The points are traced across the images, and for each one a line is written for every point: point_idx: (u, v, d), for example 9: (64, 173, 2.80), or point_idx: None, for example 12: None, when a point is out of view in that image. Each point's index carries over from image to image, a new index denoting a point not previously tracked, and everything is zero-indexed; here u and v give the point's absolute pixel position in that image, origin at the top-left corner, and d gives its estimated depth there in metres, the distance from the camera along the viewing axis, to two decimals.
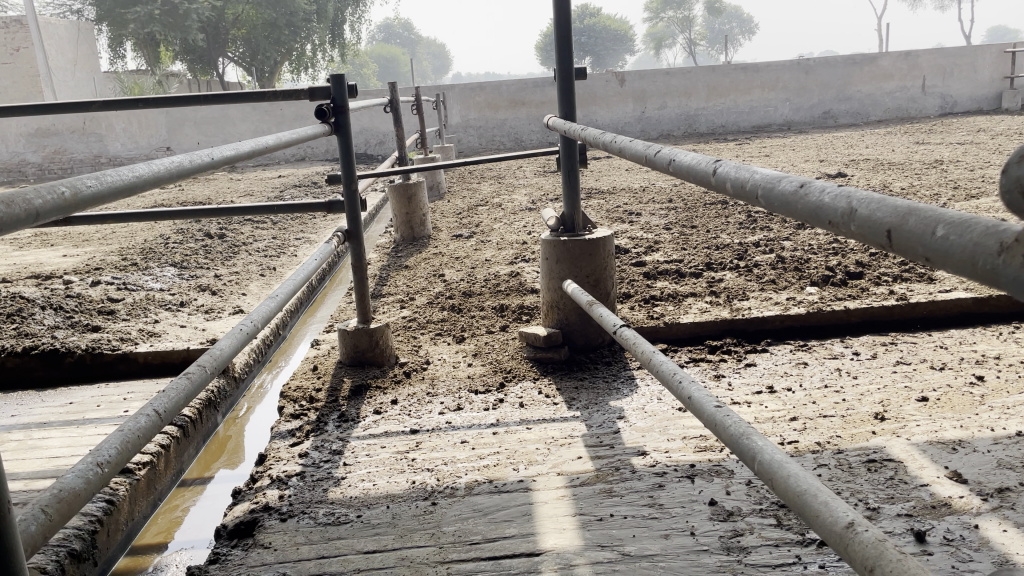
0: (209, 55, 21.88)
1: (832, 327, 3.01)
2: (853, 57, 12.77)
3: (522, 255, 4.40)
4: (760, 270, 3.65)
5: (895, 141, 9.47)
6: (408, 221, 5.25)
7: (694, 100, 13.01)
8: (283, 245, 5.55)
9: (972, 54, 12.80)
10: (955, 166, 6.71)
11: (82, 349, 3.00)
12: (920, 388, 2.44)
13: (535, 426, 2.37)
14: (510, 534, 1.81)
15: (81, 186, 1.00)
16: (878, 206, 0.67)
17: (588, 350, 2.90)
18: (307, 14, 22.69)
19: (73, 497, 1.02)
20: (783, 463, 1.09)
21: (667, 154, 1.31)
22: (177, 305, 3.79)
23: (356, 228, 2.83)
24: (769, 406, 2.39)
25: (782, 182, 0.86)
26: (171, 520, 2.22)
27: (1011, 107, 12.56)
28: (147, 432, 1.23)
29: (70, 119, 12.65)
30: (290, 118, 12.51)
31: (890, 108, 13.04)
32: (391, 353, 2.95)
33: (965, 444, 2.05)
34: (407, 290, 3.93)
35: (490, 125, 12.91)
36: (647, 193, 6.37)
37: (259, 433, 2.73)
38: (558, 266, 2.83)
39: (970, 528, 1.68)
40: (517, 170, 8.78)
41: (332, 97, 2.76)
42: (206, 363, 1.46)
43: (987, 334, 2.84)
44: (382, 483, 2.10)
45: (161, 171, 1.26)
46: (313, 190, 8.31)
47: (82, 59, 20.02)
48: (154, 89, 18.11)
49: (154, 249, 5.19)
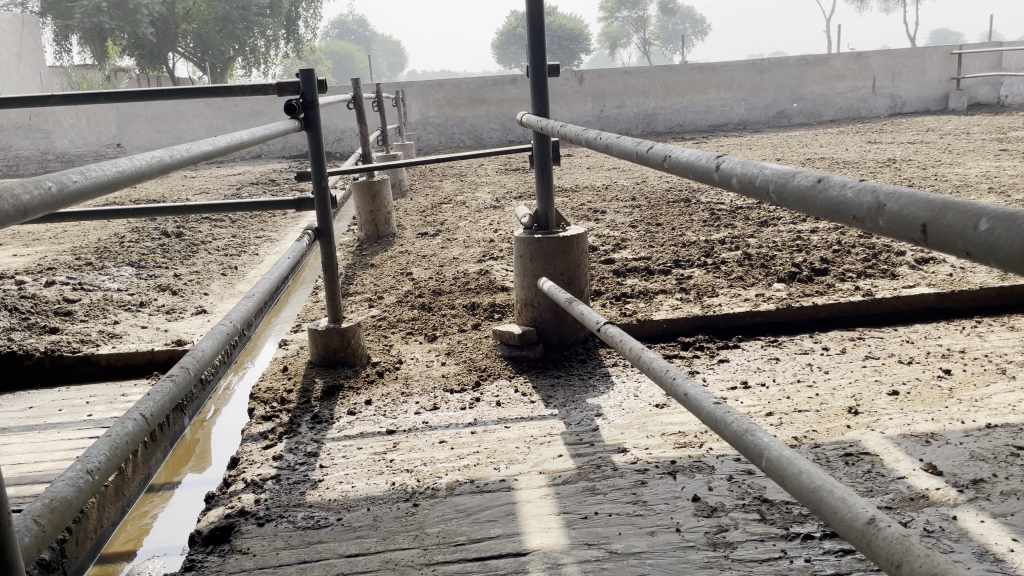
0: (159, 51, 21.44)
1: (801, 323, 3.05)
2: (806, 58, 13.02)
3: (489, 253, 4.38)
4: (728, 268, 3.69)
5: (848, 140, 9.67)
6: (373, 219, 5.19)
7: (652, 99, 13.11)
8: (244, 244, 5.45)
9: (920, 56, 13.17)
10: (907, 164, 6.88)
11: (41, 352, 2.90)
12: (890, 381, 2.48)
13: (513, 425, 2.36)
14: (494, 534, 1.79)
15: (67, 180, 0.97)
16: (908, 201, 0.67)
17: (562, 347, 2.90)
18: (260, 9, 22.48)
19: (64, 505, 0.97)
20: (793, 458, 1.09)
21: (660, 150, 1.30)
22: (136, 306, 3.69)
23: (326, 226, 2.77)
24: (746, 401, 2.41)
25: (798, 177, 0.86)
26: (140, 527, 2.15)
27: (958, 107, 13.01)
28: (134, 435, 1.18)
29: (16, 114, 12.28)
30: (245, 115, 12.34)
31: (842, 108, 13.34)
32: (363, 353, 2.90)
33: (938, 436, 2.09)
34: (375, 289, 3.89)
35: (449, 122, 12.85)
36: (609, 191, 6.40)
37: (229, 436, 2.66)
38: (532, 264, 2.82)
39: (949, 519, 1.71)
40: (479, 168, 8.76)
41: (302, 91, 2.69)
42: (189, 365, 1.42)
43: (950, 328, 2.91)
44: (360, 485, 2.07)
45: (143, 167, 1.21)
46: (270, 188, 8.20)
47: (26, 53, 19.41)
48: (101, 84, 17.67)
49: (109, 249, 5.05)
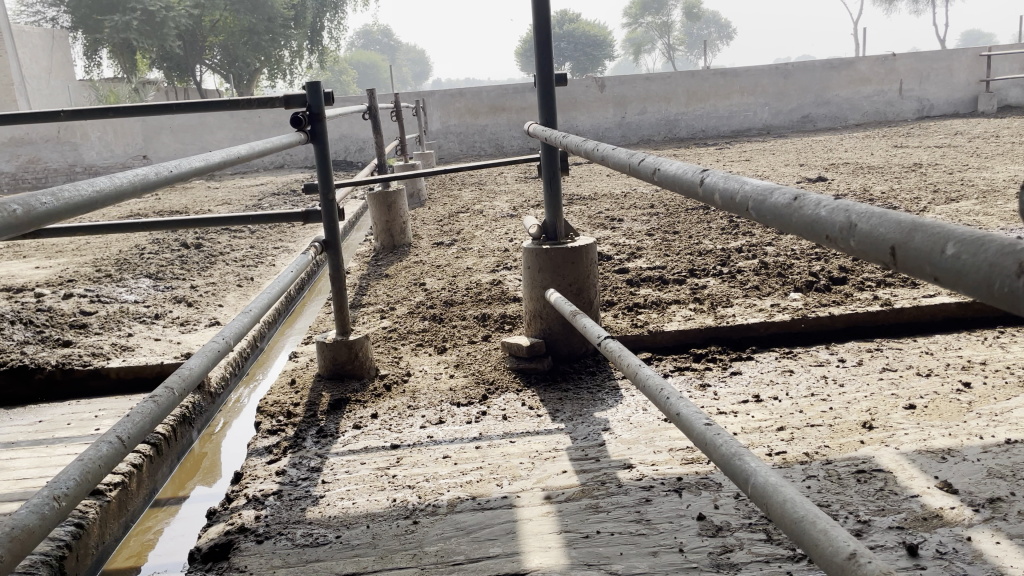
0: (187, 63, 21.74)
1: (817, 334, 2.99)
2: (831, 62, 12.87)
3: (502, 262, 4.36)
4: (744, 277, 3.63)
5: (874, 145, 9.51)
6: (389, 228, 5.18)
7: (673, 105, 13.01)
8: (261, 255, 5.47)
9: (947, 58, 12.97)
10: (932, 169, 6.76)
11: (52, 366, 2.93)
12: (907, 395, 2.41)
13: (518, 439, 2.33)
14: (493, 553, 1.76)
15: (35, 204, 0.96)
16: (879, 220, 0.63)
17: (571, 359, 2.86)
18: (285, 20, 22.73)
19: (26, 533, 1.01)
20: (778, 486, 1.06)
21: (651, 162, 1.27)
22: (151, 318, 3.71)
23: (333, 238, 2.76)
24: (757, 415, 2.35)
25: (775, 194, 0.82)
26: (143, 543, 2.15)
27: (987, 110, 12.80)
28: (109, 460, 1.21)
29: (44, 127, 12.39)
30: (268, 126, 12.45)
31: (868, 112, 13.16)
32: (371, 365, 2.89)
33: (954, 452, 2.02)
34: (387, 300, 3.87)
35: (470, 131, 12.86)
36: (628, 199, 6.35)
37: (236, 450, 2.66)
38: (540, 275, 2.78)
39: (963, 540, 1.65)
40: (499, 177, 8.74)
41: (308, 104, 2.69)
42: (175, 385, 1.44)
43: (971, 339, 2.83)
44: (361, 502, 2.04)
45: (123, 186, 1.22)
46: (291, 198, 8.24)
47: (56, 67, 19.73)
48: (129, 96, 17.91)
49: (129, 261, 5.09)
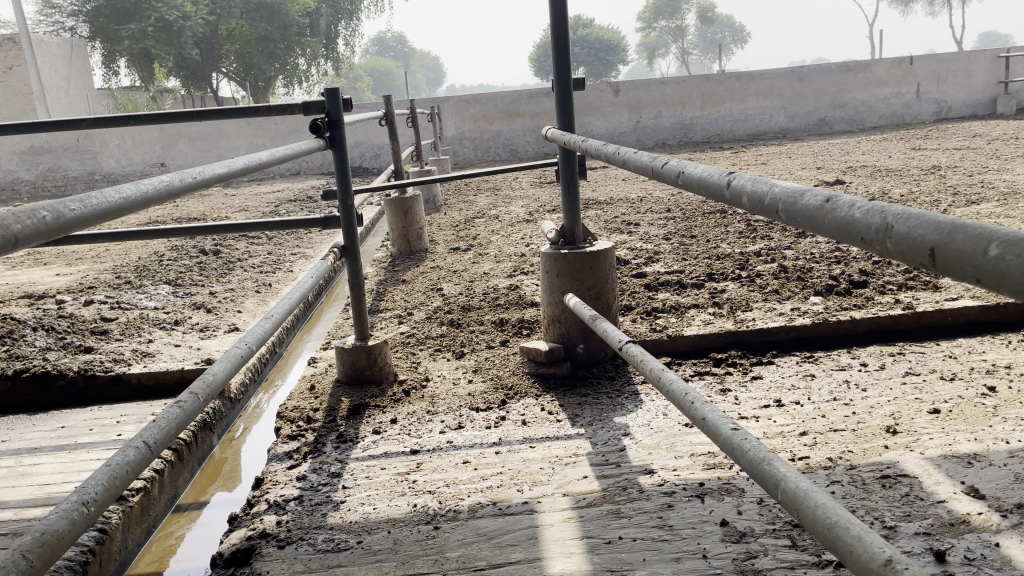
0: (203, 71, 21.89)
1: (838, 338, 2.97)
2: (847, 64, 12.80)
3: (519, 267, 4.36)
4: (763, 281, 3.61)
5: (891, 147, 9.45)
6: (405, 234, 5.19)
7: (688, 109, 12.98)
8: (279, 261, 5.49)
9: (965, 60, 12.88)
10: (952, 171, 6.70)
11: (75, 371, 2.95)
12: (931, 399, 2.39)
13: (538, 444, 2.32)
14: (515, 559, 1.75)
15: (64, 210, 0.97)
16: (918, 221, 0.62)
17: (590, 365, 2.86)
18: (301, 28, 22.89)
19: (56, 539, 1.01)
20: (810, 491, 1.05)
21: (675, 165, 1.26)
22: (171, 324, 3.74)
23: (352, 244, 2.77)
24: (778, 420, 2.34)
25: (806, 196, 0.81)
26: (165, 549, 2.16)
27: (1006, 111, 12.71)
28: (135, 465, 1.22)
29: (64, 136, 12.53)
30: (284, 133, 12.52)
31: (885, 114, 13.08)
32: (390, 370, 2.89)
33: (980, 457, 2.00)
34: (405, 305, 3.88)
35: (485, 136, 12.90)
36: (644, 203, 6.32)
37: (256, 454, 2.67)
38: (559, 279, 2.78)
39: (991, 546, 1.63)
40: (514, 182, 8.74)
41: (327, 111, 2.70)
42: (199, 391, 1.45)
43: (995, 342, 2.80)
44: (382, 507, 2.04)
45: (150, 193, 1.23)
46: (307, 204, 8.28)
47: (75, 77, 19.93)
48: (147, 104, 18.07)
49: (148, 267, 5.13)
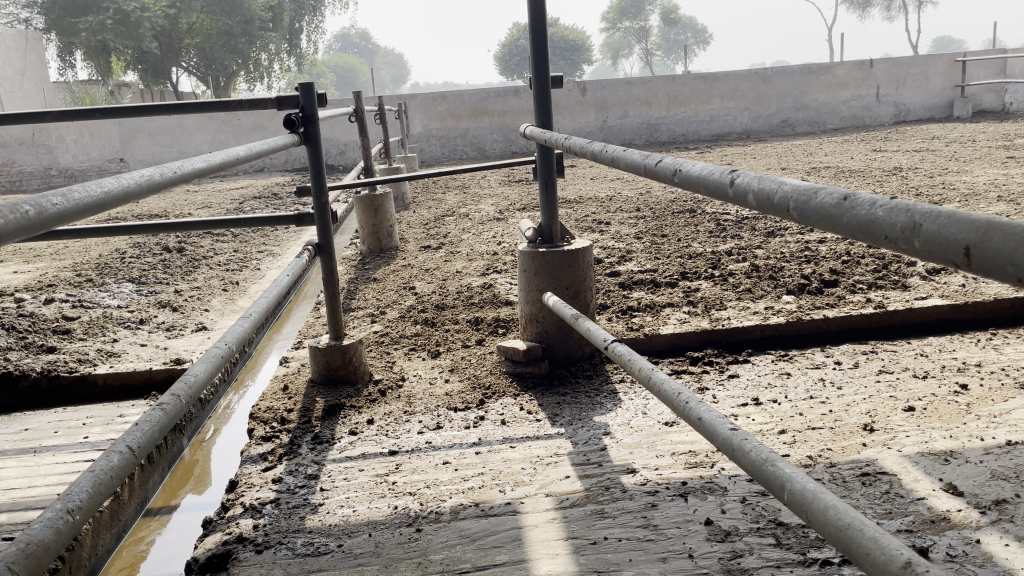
0: (163, 65, 21.50)
1: (811, 336, 3.00)
2: (809, 67, 12.99)
3: (492, 266, 4.33)
4: (736, 280, 3.63)
5: (853, 149, 9.60)
6: (375, 232, 5.13)
7: (654, 109, 13.06)
8: (246, 258, 5.40)
9: (923, 64, 13.15)
10: (912, 173, 6.83)
11: (38, 372, 2.86)
12: (905, 397, 2.41)
13: (519, 444, 2.30)
14: (500, 561, 1.73)
15: (46, 204, 0.92)
16: (948, 220, 0.62)
17: (568, 363, 2.84)
18: (262, 22, 22.58)
19: (42, 550, 0.97)
20: (817, 492, 1.05)
21: (670, 163, 1.25)
22: (136, 323, 3.64)
23: (327, 241, 2.71)
24: (757, 418, 2.35)
25: (820, 194, 0.80)
26: (136, 554, 2.09)
27: (963, 114, 13.00)
28: (120, 470, 1.18)
29: (18, 130, 12.21)
30: (247, 129, 12.33)
31: (846, 116, 13.30)
32: (365, 370, 2.85)
33: (956, 454, 2.03)
34: (377, 304, 3.83)
35: (452, 134, 12.85)
36: (614, 202, 6.35)
37: (228, 456, 2.61)
38: (537, 278, 2.76)
39: (972, 543, 1.65)
40: (481, 181, 8.70)
41: (301, 105, 2.64)
42: (181, 393, 1.41)
43: (965, 341, 2.85)
44: (362, 509, 2.01)
45: (130, 187, 1.18)
46: (273, 202, 8.17)
47: (30, 69, 19.41)
48: (105, 99, 17.70)
49: (110, 265, 5.00)
